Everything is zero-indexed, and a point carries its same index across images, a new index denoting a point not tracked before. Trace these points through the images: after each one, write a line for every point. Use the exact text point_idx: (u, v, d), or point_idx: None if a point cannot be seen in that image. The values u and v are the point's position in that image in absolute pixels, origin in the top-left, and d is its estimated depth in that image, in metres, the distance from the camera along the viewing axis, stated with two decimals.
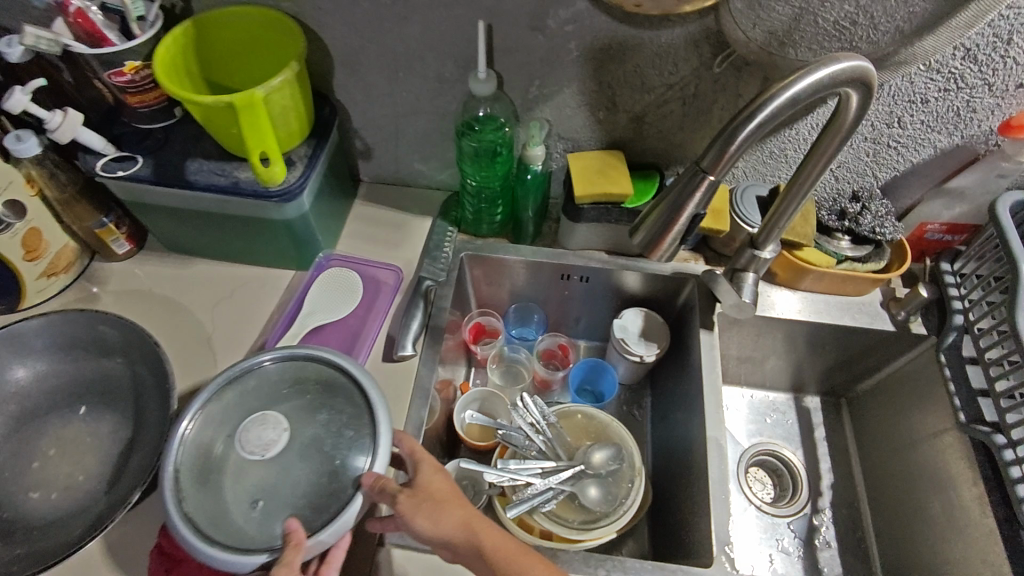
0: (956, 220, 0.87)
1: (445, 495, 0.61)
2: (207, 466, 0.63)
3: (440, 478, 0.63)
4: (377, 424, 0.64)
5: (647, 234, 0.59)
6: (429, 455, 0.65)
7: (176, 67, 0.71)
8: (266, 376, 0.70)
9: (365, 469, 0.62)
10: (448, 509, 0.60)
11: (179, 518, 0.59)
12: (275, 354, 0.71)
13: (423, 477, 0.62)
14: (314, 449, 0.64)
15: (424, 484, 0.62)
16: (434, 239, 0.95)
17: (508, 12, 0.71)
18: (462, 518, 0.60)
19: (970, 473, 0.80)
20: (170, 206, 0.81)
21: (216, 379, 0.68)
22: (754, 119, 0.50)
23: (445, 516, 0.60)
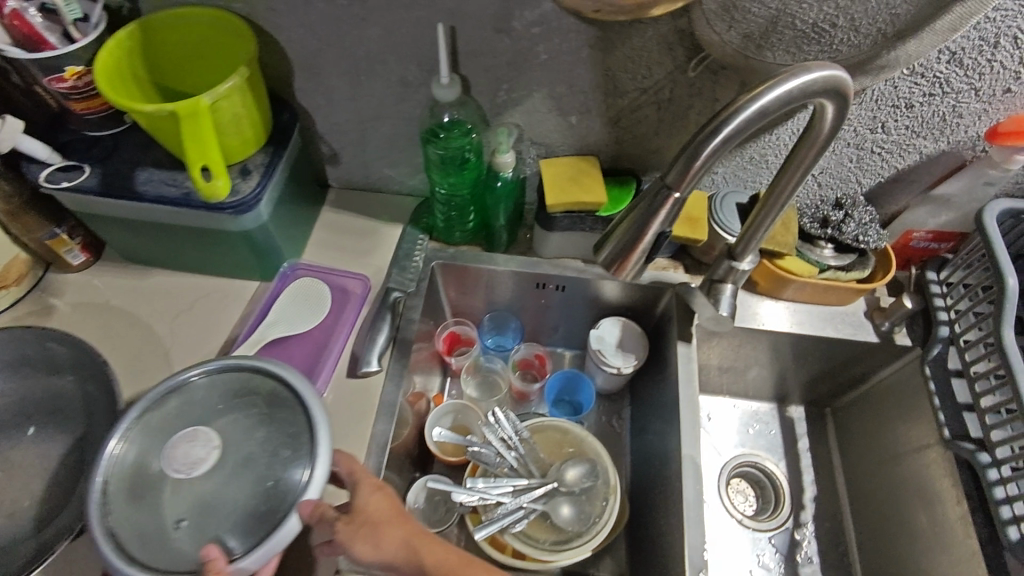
0: (942, 228, 0.83)
1: (386, 514, 0.59)
2: (135, 485, 0.61)
3: (382, 495, 0.60)
4: (314, 440, 0.63)
5: (609, 252, 0.56)
6: (367, 474, 0.62)
7: (120, 72, 0.68)
8: (201, 390, 0.68)
9: (302, 485, 0.61)
10: (390, 531, 0.58)
11: (103, 538, 0.58)
12: (209, 366, 0.70)
13: (363, 498, 0.60)
14: (246, 468, 0.62)
15: (364, 506, 0.59)
16: (404, 248, 0.92)
17: (471, 13, 0.68)
18: (406, 539, 0.58)
19: (954, 491, 0.78)
20: (121, 218, 0.77)
21: (149, 393, 0.67)
22: (720, 133, 0.47)
23: (387, 536, 0.57)
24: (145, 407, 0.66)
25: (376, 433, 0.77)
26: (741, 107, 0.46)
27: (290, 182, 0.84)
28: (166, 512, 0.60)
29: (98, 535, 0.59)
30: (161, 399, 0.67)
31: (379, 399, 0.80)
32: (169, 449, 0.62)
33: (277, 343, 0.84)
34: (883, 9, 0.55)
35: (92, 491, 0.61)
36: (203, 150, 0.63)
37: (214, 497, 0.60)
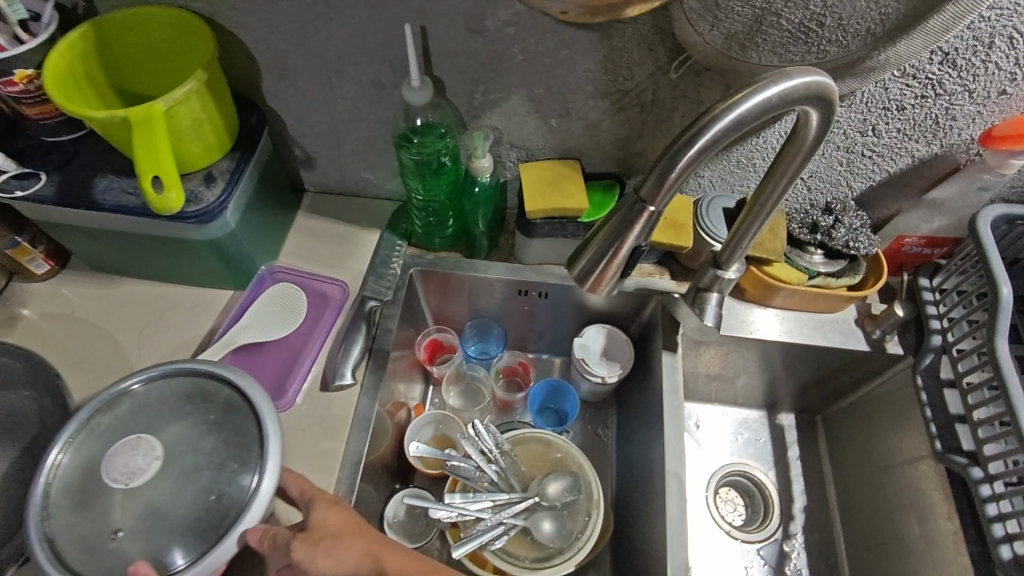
0: (935, 234, 0.80)
1: (343, 526, 0.61)
2: (78, 494, 0.63)
3: (337, 510, 0.63)
4: (264, 448, 0.66)
5: (582, 266, 0.53)
6: (322, 493, 0.65)
7: (73, 74, 0.65)
8: (148, 396, 0.70)
9: (251, 490, 0.64)
10: (348, 541, 0.60)
11: (41, 545, 0.60)
12: (153, 374, 0.71)
13: (320, 515, 0.62)
14: (190, 479, 0.64)
15: (321, 521, 0.62)
16: (382, 254, 0.88)
17: (442, 13, 0.65)
18: (364, 546, 0.60)
19: (946, 506, 0.76)
20: (81, 227, 0.74)
21: (92, 402, 0.68)
22: (695, 144, 0.44)
23: (345, 546, 0.60)
24: (92, 412, 0.68)
25: (350, 449, 0.74)
26: (718, 116, 0.43)
27: (260, 187, 0.81)
28: (104, 521, 0.61)
29: (35, 540, 0.61)
30: (108, 405, 0.69)
31: (353, 415, 0.77)
32: (108, 457, 0.63)
33: (250, 352, 0.82)
34: (873, 8, 0.51)
35: (33, 497, 0.63)
36: (155, 157, 0.59)
37: (154, 507, 0.62)
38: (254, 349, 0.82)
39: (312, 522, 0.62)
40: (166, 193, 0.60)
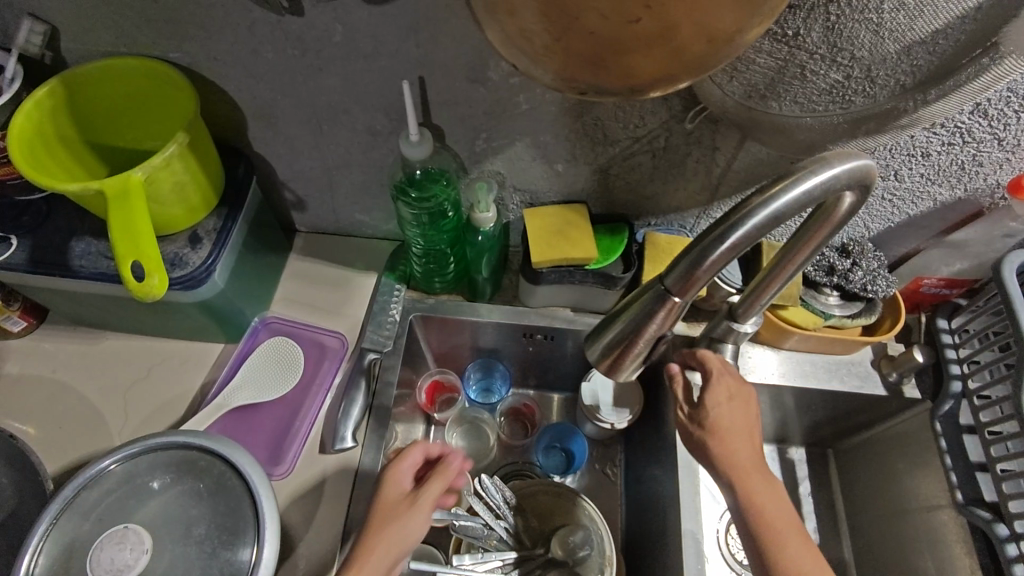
0: (956, 275, 0.78)
1: (738, 408, 0.69)
2: None
3: (739, 402, 0.69)
4: (260, 516, 0.62)
5: (601, 348, 0.49)
6: (747, 388, 0.70)
7: (43, 137, 0.61)
8: (128, 472, 0.65)
9: (251, 563, 0.61)
10: (739, 414, 0.69)
11: None
12: (127, 452, 0.65)
13: (724, 401, 0.69)
14: (182, 564, 0.60)
15: (734, 384, 0.69)
16: (379, 301, 0.83)
17: (442, 63, 0.60)
18: (747, 430, 0.69)
19: (968, 560, 0.73)
20: (57, 290, 0.70)
21: (63, 490, 0.62)
22: (727, 240, 0.41)
23: (736, 416, 0.68)
24: (77, 488, 0.63)
25: (353, 515, 0.71)
26: (753, 210, 0.41)
27: (252, 235, 0.77)
28: None
29: None
30: (95, 480, 0.64)
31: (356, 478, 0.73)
32: (95, 551, 0.59)
33: (245, 409, 0.78)
34: (904, 61, 0.43)
35: None
36: (133, 238, 0.56)
37: None
38: (250, 408, 0.79)
39: (729, 386, 0.69)
40: (147, 278, 0.57)
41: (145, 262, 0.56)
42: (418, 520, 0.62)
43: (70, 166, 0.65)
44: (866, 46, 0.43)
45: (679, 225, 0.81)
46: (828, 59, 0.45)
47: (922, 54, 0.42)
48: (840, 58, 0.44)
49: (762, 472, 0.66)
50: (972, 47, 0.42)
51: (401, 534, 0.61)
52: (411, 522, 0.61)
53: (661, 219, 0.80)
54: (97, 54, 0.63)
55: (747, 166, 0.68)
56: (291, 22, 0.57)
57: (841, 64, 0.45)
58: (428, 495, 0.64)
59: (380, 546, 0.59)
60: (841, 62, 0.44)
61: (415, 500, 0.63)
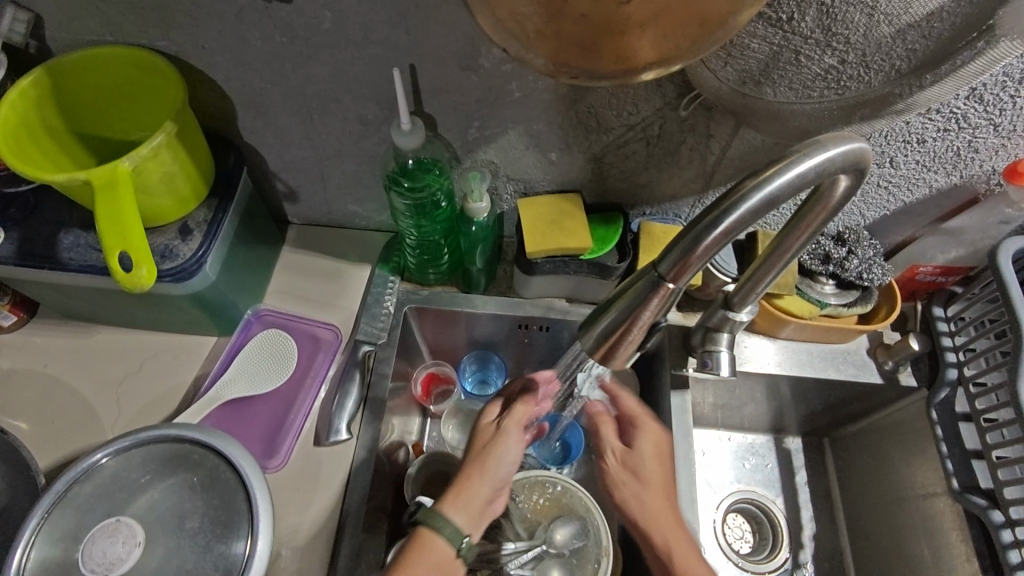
0: (952, 263, 0.77)
1: (650, 461, 0.74)
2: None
3: (654, 457, 0.73)
4: (254, 509, 0.62)
5: (595, 336, 0.49)
6: (661, 442, 0.74)
7: (29, 126, 0.60)
8: (120, 467, 0.64)
9: (246, 556, 0.60)
10: (654, 471, 0.73)
11: None
12: (119, 446, 0.65)
13: (640, 454, 0.74)
14: (175, 557, 0.60)
15: (648, 438, 0.74)
16: (373, 293, 0.83)
17: (433, 51, 0.59)
18: (661, 489, 0.72)
19: (964, 547, 0.74)
20: (46, 284, 0.69)
21: (55, 484, 0.62)
22: (720, 225, 0.41)
23: (652, 471, 0.73)
24: (68, 483, 0.63)
25: (349, 507, 0.71)
26: (747, 194, 0.41)
27: (243, 226, 0.76)
28: None
29: None
30: (86, 474, 0.63)
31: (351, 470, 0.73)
32: (87, 544, 0.59)
33: (239, 402, 0.78)
34: (899, 44, 0.42)
35: None
36: (121, 230, 0.55)
37: None
38: (243, 401, 0.78)
39: (650, 439, 0.74)
40: (135, 269, 0.56)
41: (134, 253, 0.56)
42: (509, 446, 0.69)
43: (56, 158, 0.64)
44: (862, 29, 0.42)
45: (675, 214, 0.81)
46: (823, 44, 0.44)
47: (918, 38, 0.42)
48: (835, 42, 0.44)
49: (675, 529, 0.69)
50: (968, 30, 0.41)
51: (493, 462, 0.68)
52: (500, 450, 0.69)
53: (656, 209, 0.80)
54: (82, 43, 0.62)
55: (742, 154, 0.68)
56: (279, 9, 0.56)
57: (835, 49, 0.44)
58: (512, 422, 0.71)
59: (476, 475, 0.67)
60: (836, 47, 0.44)
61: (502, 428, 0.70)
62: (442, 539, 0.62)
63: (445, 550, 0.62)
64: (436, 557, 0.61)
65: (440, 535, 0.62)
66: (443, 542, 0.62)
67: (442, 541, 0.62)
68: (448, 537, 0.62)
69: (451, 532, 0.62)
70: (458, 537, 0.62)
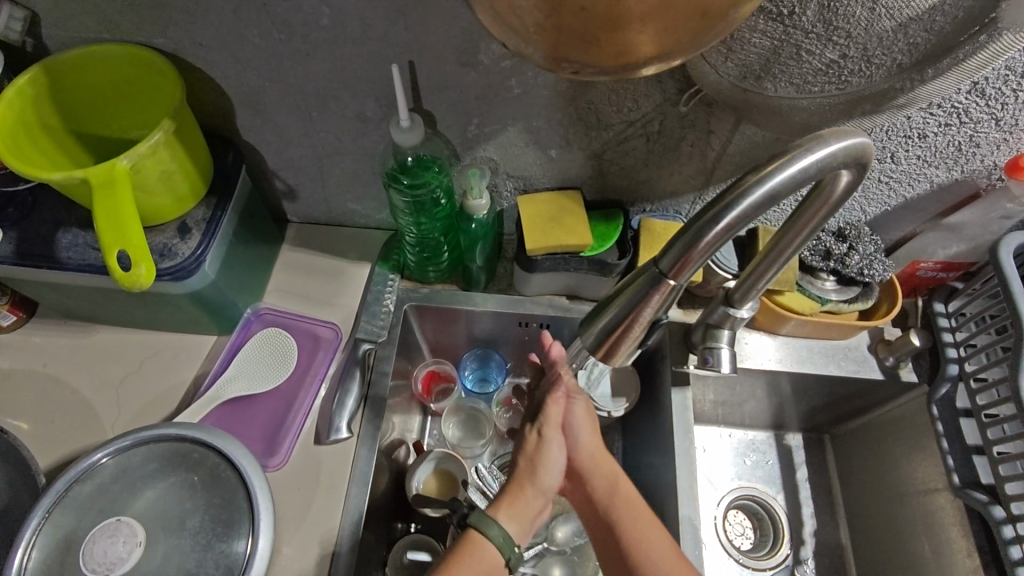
0: (953, 259, 0.77)
1: (588, 432, 0.67)
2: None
3: (587, 424, 0.67)
4: (255, 507, 0.62)
5: (597, 333, 0.48)
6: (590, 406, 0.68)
7: (25, 125, 0.60)
8: (121, 466, 0.64)
9: (247, 554, 0.60)
10: (590, 440, 0.67)
11: None
12: (119, 445, 0.65)
13: (576, 432, 0.67)
14: (177, 556, 0.60)
15: (578, 414, 0.67)
16: (373, 291, 0.82)
17: (432, 47, 0.59)
18: (599, 458, 0.67)
19: (965, 542, 0.73)
20: (45, 283, 0.69)
21: (56, 484, 0.62)
22: (721, 221, 0.41)
23: (585, 443, 0.67)
24: (69, 481, 0.63)
25: (350, 505, 0.71)
26: (748, 189, 0.41)
27: (242, 224, 0.76)
28: None
29: None
30: (87, 473, 0.64)
31: (352, 468, 0.73)
32: (87, 544, 0.59)
33: (239, 401, 0.78)
34: (901, 38, 0.42)
35: None
36: (119, 228, 0.55)
37: None
38: (243, 400, 0.78)
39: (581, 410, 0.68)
40: (133, 267, 0.56)
41: (132, 251, 0.55)
42: (552, 448, 0.65)
43: (54, 157, 0.64)
44: (863, 23, 0.42)
45: (675, 211, 0.81)
46: (824, 39, 0.44)
47: (920, 31, 0.41)
48: (836, 37, 0.43)
49: (620, 497, 0.65)
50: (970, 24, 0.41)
51: (538, 467, 0.64)
52: (545, 456, 0.65)
53: (657, 205, 0.80)
54: (80, 41, 0.62)
55: (742, 150, 0.68)
56: (277, 5, 0.56)
57: (837, 43, 0.44)
58: (550, 423, 0.65)
59: (525, 478, 0.64)
60: (837, 41, 0.44)
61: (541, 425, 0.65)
62: (493, 546, 0.59)
63: (493, 558, 0.59)
64: (486, 564, 0.58)
65: (488, 541, 0.59)
66: (492, 548, 0.59)
67: (492, 548, 0.59)
68: (497, 544, 0.59)
69: (499, 538, 0.59)
70: (506, 546, 0.59)
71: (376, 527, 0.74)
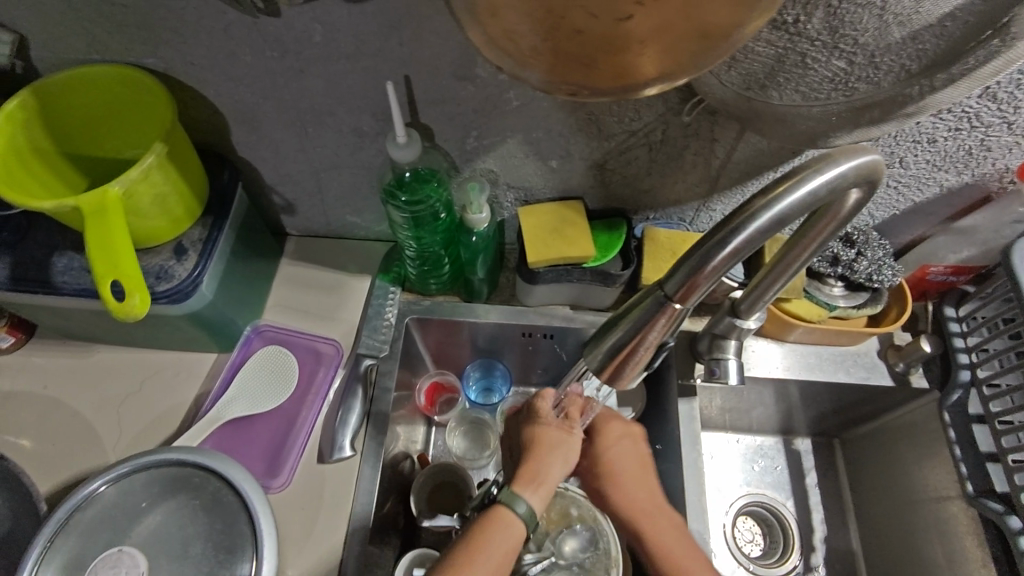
0: (963, 263, 0.76)
1: (634, 470, 0.66)
2: None
3: (631, 449, 0.67)
4: (258, 531, 0.61)
5: (602, 356, 0.47)
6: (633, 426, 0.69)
7: (13, 152, 0.59)
8: (112, 498, 0.63)
9: None
10: (623, 487, 0.65)
11: None
12: (112, 476, 0.64)
13: (620, 457, 0.66)
14: None
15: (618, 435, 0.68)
16: (374, 305, 0.81)
17: (428, 62, 0.58)
18: (649, 499, 0.64)
19: (979, 552, 0.72)
20: (41, 307, 0.69)
21: (53, 516, 0.61)
22: (728, 246, 0.40)
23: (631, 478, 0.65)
24: (70, 510, 0.62)
25: (355, 525, 0.70)
26: (756, 213, 0.39)
27: (240, 241, 0.75)
28: None
29: None
30: (87, 501, 0.62)
31: (356, 486, 0.72)
32: None
33: (241, 421, 0.77)
34: (911, 49, 0.41)
35: None
36: (111, 256, 0.54)
37: None
38: (245, 419, 0.77)
39: (625, 437, 0.68)
40: (128, 298, 0.55)
41: (126, 281, 0.54)
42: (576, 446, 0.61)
43: (47, 182, 0.63)
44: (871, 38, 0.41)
45: (679, 218, 0.79)
46: (830, 46, 0.42)
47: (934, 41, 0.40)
48: (843, 44, 0.42)
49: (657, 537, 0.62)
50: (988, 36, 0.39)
51: (567, 455, 0.60)
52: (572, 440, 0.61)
53: (660, 213, 0.79)
54: (68, 63, 0.61)
55: (747, 157, 0.67)
56: (268, 23, 0.54)
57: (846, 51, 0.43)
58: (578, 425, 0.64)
59: (553, 462, 0.59)
60: (844, 48, 0.42)
61: (570, 430, 0.62)
62: (518, 523, 0.57)
63: (520, 533, 0.57)
64: (506, 543, 0.56)
65: (516, 516, 0.57)
66: (517, 525, 0.57)
67: (518, 525, 0.57)
68: (524, 518, 0.57)
69: (524, 513, 0.57)
70: (531, 520, 0.58)
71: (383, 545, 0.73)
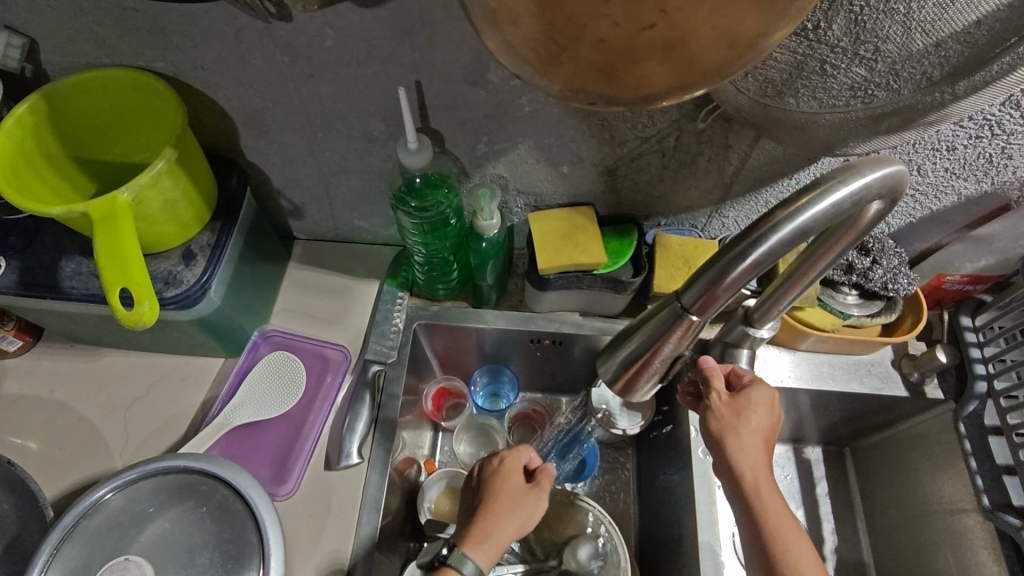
0: (980, 272, 0.75)
1: (762, 434, 0.62)
2: None
3: (764, 414, 0.63)
4: (265, 544, 0.60)
5: (614, 368, 0.47)
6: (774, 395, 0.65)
7: (21, 156, 0.59)
8: (117, 506, 0.63)
9: None
10: (746, 438, 0.61)
11: None
12: (118, 483, 0.63)
13: (755, 420, 0.63)
14: None
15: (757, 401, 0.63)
16: (382, 310, 0.81)
17: (441, 67, 0.57)
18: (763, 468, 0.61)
19: (996, 567, 0.71)
20: (49, 311, 0.68)
21: (61, 522, 0.60)
22: (749, 257, 0.39)
23: (755, 441, 0.62)
24: (76, 517, 0.61)
25: (362, 531, 0.69)
26: (778, 223, 0.38)
27: (247, 246, 0.74)
28: None
29: None
30: (93, 508, 0.62)
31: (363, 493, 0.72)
32: None
33: (248, 426, 0.77)
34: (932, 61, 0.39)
35: None
36: (120, 264, 0.54)
37: None
38: (252, 425, 0.77)
39: (761, 398, 0.64)
40: (138, 305, 0.54)
41: (134, 289, 0.54)
42: (535, 515, 0.60)
43: (55, 186, 0.63)
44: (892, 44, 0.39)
45: (690, 225, 0.79)
46: (850, 53, 0.41)
47: None
48: (864, 51, 0.40)
49: (767, 491, 0.59)
50: None
51: (522, 521, 0.59)
52: (528, 508, 0.60)
53: (672, 219, 0.78)
54: (78, 67, 0.61)
55: (761, 164, 0.66)
56: (279, 28, 0.54)
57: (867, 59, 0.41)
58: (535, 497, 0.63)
59: (506, 522, 0.58)
60: (864, 56, 0.40)
61: (537, 499, 0.61)
62: None
63: None
64: None
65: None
66: None
67: None
68: None
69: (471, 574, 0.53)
70: None
71: (389, 552, 0.72)
